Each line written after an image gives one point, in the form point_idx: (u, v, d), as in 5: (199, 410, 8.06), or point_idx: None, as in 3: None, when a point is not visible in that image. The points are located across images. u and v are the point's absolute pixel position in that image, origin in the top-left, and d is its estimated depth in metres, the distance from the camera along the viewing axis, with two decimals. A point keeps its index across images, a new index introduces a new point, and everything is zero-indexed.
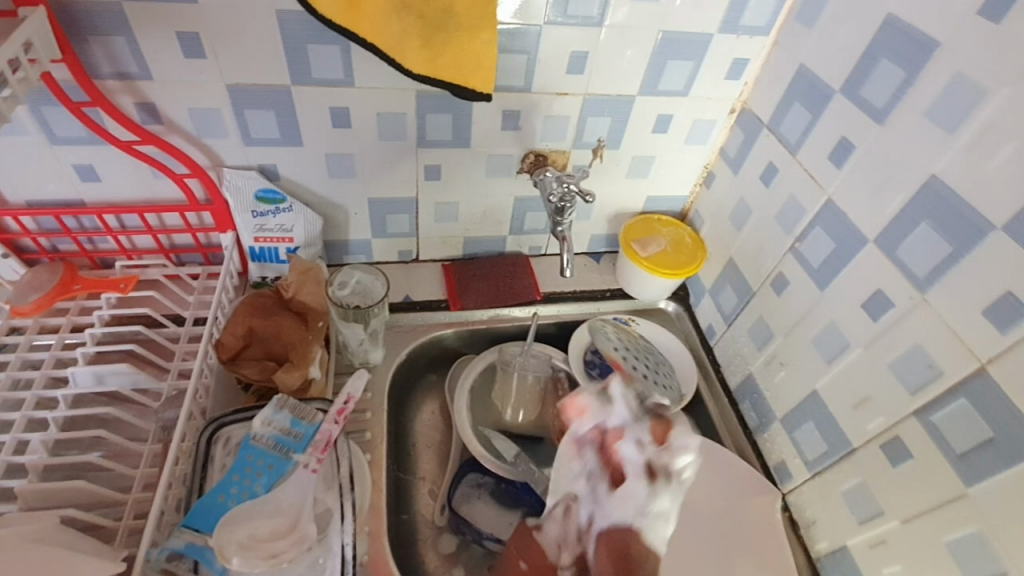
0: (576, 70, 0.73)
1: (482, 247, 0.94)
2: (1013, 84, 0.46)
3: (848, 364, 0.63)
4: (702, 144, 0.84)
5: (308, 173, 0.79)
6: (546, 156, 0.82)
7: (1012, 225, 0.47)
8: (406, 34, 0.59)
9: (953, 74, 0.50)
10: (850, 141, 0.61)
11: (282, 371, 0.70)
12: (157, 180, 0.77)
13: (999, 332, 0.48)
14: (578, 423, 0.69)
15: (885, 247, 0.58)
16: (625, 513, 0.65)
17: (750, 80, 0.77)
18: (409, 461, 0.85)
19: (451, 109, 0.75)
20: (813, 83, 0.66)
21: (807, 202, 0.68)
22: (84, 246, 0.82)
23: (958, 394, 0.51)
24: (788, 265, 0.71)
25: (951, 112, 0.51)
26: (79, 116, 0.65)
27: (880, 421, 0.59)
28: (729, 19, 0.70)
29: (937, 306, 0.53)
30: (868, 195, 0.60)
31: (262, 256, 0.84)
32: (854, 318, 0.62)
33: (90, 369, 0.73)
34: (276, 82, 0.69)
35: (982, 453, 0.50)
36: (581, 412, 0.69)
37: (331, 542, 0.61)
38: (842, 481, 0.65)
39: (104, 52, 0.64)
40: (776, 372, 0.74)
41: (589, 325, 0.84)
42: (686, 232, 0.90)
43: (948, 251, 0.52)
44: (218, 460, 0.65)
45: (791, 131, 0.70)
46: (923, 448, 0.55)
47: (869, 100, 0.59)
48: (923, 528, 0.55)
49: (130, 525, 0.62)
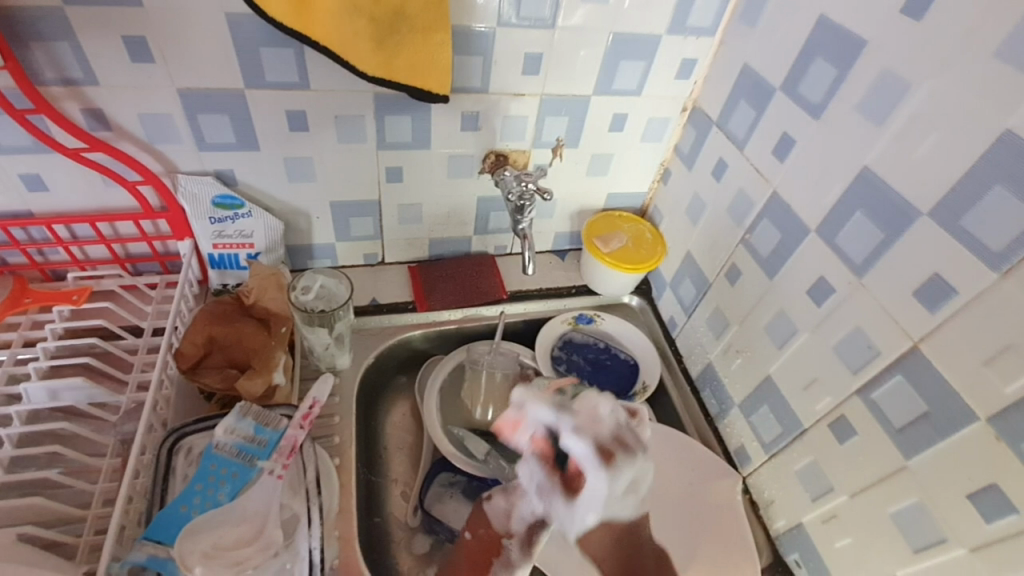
0: (532, 70, 0.74)
1: (448, 248, 0.95)
2: (934, 78, 0.49)
3: (797, 348, 0.66)
4: (657, 141, 0.86)
5: (266, 178, 0.78)
6: (506, 156, 0.83)
7: (936, 211, 0.50)
8: (357, 37, 0.59)
9: (880, 71, 0.54)
10: (791, 136, 0.64)
11: (244, 378, 0.69)
12: (108, 188, 0.75)
13: (929, 312, 0.51)
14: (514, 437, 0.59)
15: (826, 236, 0.61)
16: (592, 518, 0.54)
17: (700, 79, 0.79)
18: (380, 464, 0.85)
19: (409, 111, 0.75)
20: (756, 81, 0.69)
21: (754, 195, 0.71)
22: (34, 258, 0.80)
23: (895, 372, 0.54)
24: (739, 256, 0.74)
25: (880, 106, 0.54)
26: (23, 124, 0.64)
27: (827, 401, 0.62)
28: (676, 21, 0.72)
29: (873, 290, 0.56)
30: (809, 185, 0.63)
31: (222, 263, 0.83)
32: (800, 305, 0.65)
33: (43, 386, 0.71)
34: (229, 86, 0.68)
35: (918, 427, 0.53)
36: (514, 426, 0.59)
37: (298, 547, 0.61)
38: (796, 461, 0.68)
39: (48, 57, 0.62)
40: (733, 360, 0.77)
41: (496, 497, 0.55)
42: (646, 228, 0.92)
43: (881, 238, 0.55)
44: (179, 471, 0.64)
45: (739, 128, 0.73)
46: (866, 424, 0.58)
47: (807, 96, 0.62)
48: (869, 501, 0.59)
49: (90, 542, 0.60)
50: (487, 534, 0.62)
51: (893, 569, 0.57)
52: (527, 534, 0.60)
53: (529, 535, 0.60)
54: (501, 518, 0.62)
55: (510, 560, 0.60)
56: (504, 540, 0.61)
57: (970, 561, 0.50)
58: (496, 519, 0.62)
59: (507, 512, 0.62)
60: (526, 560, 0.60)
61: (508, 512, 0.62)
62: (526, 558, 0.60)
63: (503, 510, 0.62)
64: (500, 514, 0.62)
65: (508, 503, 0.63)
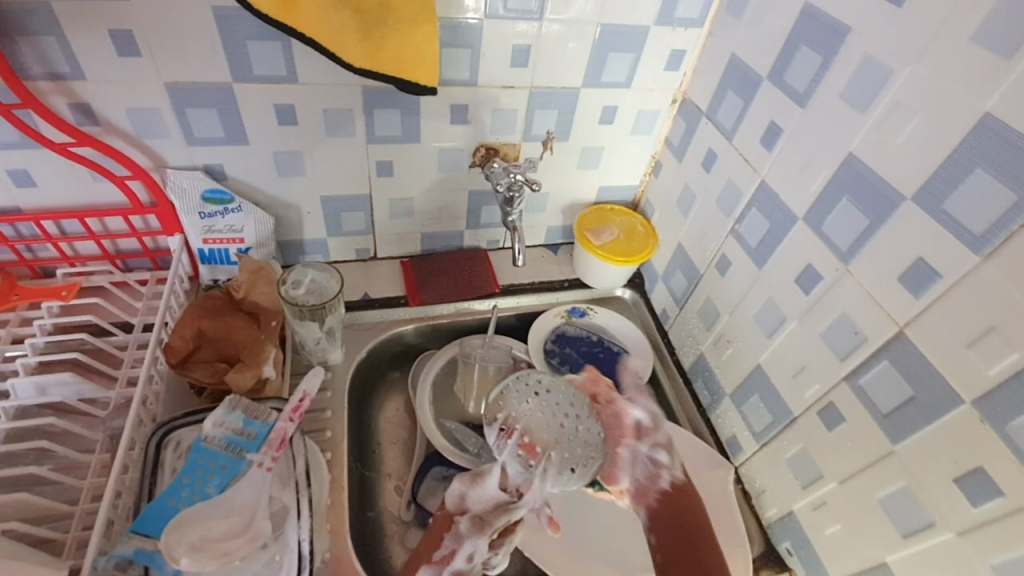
0: (520, 63, 0.74)
1: (440, 243, 0.95)
2: (914, 64, 0.49)
3: (786, 337, 0.66)
4: (647, 134, 0.86)
5: (255, 173, 0.78)
6: (496, 149, 0.83)
7: (919, 196, 0.50)
8: (344, 29, 0.59)
9: (863, 57, 0.54)
10: (778, 125, 0.65)
11: (233, 372, 0.69)
12: (97, 184, 0.75)
13: (913, 297, 0.51)
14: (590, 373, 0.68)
15: (813, 223, 0.61)
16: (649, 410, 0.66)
17: (689, 71, 0.79)
18: (374, 459, 0.85)
19: (398, 104, 0.75)
20: (743, 72, 0.70)
21: (743, 185, 0.71)
22: (23, 255, 0.79)
23: (881, 357, 0.55)
24: (729, 246, 0.74)
25: (864, 92, 0.54)
26: (9, 119, 0.63)
27: (816, 389, 0.62)
28: (664, 12, 0.73)
29: (859, 276, 0.56)
30: (796, 174, 0.63)
31: (212, 258, 0.82)
32: (788, 293, 0.65)
33: (31, 380, 0.70)
34: (216, 80, 0.68)
35: (904, 412, 0.53)
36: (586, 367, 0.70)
37: (287, 539, 0.61)
38: (786, 449, 0.68)
39: (33, 51, 0.62)
40: (724, 350, 0.77)
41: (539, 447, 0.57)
42: (638, 221, 0.92)
43: (866, 224, 0.55)
44: (168, 465, 0.64)
45: (727, 118, 0.73)
46: (854, 411, 0.58)
47: (792, 85, 0.62)
48: (858, 487, 0.59)
49: (78, 537, 0.60)
50: (440, 514, 0.62)
51: (882, 555, 0.57)
52: (480, 511, 0.60)
53: (481, 514, 0.60)
54: (455, 499, 0.61)
55: (460, 534, 0.60)
56: (455, 517, 0.61)
57: (957, 544, 0.50)
58: (450, 499, 0.61)
59: (461, 495, 0.61)
60: (477, 536, 0.59)
61: (462, 494, 0.61)
62: (477, 532, 0.59)
63: (456, 492, 0.61)
64: (453, 497, 0.62)
65: (463, 485, 0.61)
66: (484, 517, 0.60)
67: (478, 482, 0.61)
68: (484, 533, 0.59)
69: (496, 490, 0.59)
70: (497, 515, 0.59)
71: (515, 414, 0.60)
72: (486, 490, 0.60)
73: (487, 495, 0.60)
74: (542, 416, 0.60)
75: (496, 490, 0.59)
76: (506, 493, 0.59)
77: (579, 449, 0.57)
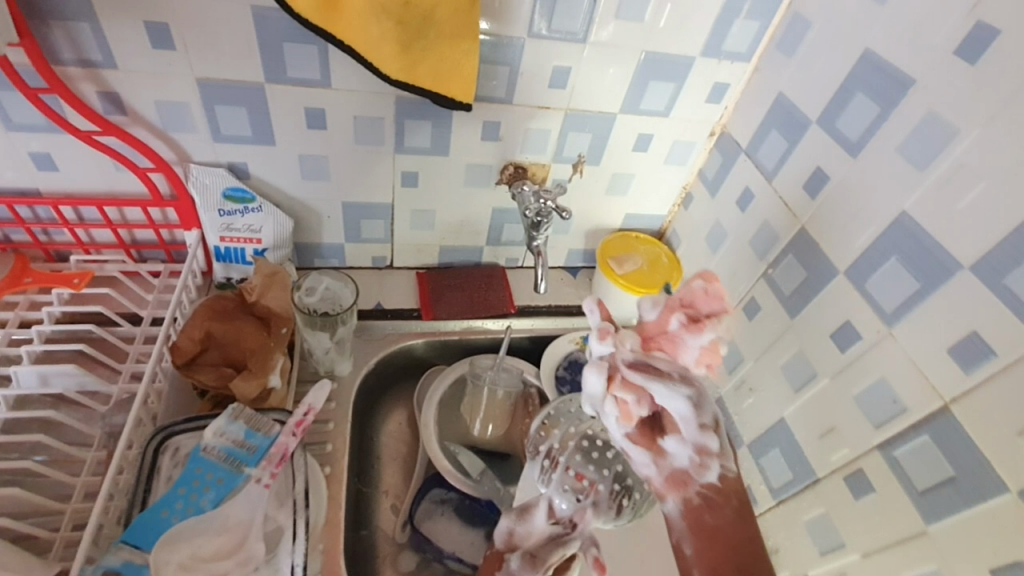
0: (559, 84, 0.72)
1: (458, 257, 0.92)
2: (984, 126, 0.47)
3: (815, 393, 0.63)
4: (681, 165, 0.83)
5: (278, 174, 0.77)
6: (525, 168, 0.81)
7: (978, 265, 0.47)
8: (384, 38, 0.57)
9: (927, 112, 0.51)
10: (825, 172, 0.62)
11: (238, 379, 0.67)
12: (119, 173, 0.73)
13: (963, 371, 0.49)
14: (694, 300, 0.60)
15: (855, 279, 0.58)
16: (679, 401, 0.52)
17: (731, 104, 0.77)
18: (372, 474, 0.82)
19: (431, 117, 0.73)
20: (791, 112, 0.67)
21: (781, 229, 0.68)
22: (38, 238, 0.78)
23: (921, 430, 0.52)
24: (760, 290, 0.71)
25: (924, 149, 0.51)
26: (36, 103, 0.62)
27: (845, 453, 0.60)
28: (712, 44, 0.70)
29: (903, 341, 0.53)
30: (840, 225, 0.60)
31: (228, 256, 0.81)
32: (822, 349, 0.62)
33: (34, 369, 0.69)
34: (248, 79, 0.67)
35: (942, 492, 0.50)
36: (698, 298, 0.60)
37: (280, 563, 0.59)
38: (805, 510, 0.64)
39: (67, 37, 0.61)
40: (745, 398, 0.74)
41: (590, 488, 0.62)
42: (663, 252, 0.89)
43: (916, 288, 0.52)
44: (163, 471, 0.62)
45: (768, 157, 0.70)
46: (884, 482, 0.55)
47: (845, 131, 0.60)
48: (882, 563, 0.56)
49: (68, 537, 0.58)
50: (491, 554, 0.64)
51: None
52: (532, 548, 0.61)
53: (532, 550, 0.61)
54: (504, 536, 0.63)
55: (511, 571, 0.61)
56: (505, 555, 0.62)
57: None
58: (499, 538, 0.63)
59: (509, 531, 0.63)
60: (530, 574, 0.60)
61: (509, 532, 0.63)
62: (528, 570, 0.60)
63: (504, 529, 0.63)
64: (502, 533, 0.63)
65: (510, 522, 0.63)
66: (535, 554, 0.61)
67: (525, 518, 0.63)
68: (537, 571, 0.60)
69: (546, 525, 0.62)
70: (550, 551, 0.60)
71: (559, 444, 0.67)
72: (534, 525, 0.62)
73: (537, 530, 0.62)
74: (583, 447, 0.65)
75: (545, 523, 0.62)
76: (559, 525, 0.61)
77: (626, 481, 0.63)
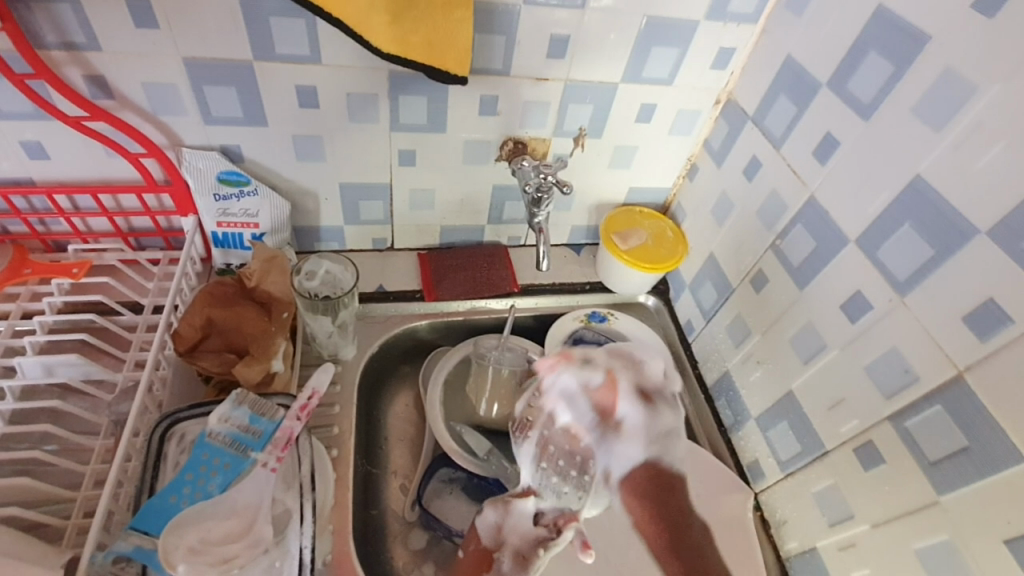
0: (557, 54, 0.69)
1: (460, 236, 0.91)
2: (1004, 83, 0.44)
3: (824, 365, 0.62)
4: (686, 135, 0.81)
5: (272, 156, 0.75)
6: (525, 143, 0.79)
7: (996, 230, 0.46)
8: (374, 8, 0.54)
9: (942, 70, 0.49)
10: (835, 137, 0.60)
11: (242, 365, 0.67)
12: (111, 159, 0.72)
13: (978, 339, 0.47)
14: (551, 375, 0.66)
15: (866, 248, 0.57)
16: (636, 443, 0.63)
17: (736, 70, 0.74)
18: (380, 455, 0.82)
19: (426, 92, 0.71)
20: (800, 75, 0.64)
21: (790, 199, 0.66)
22: (35, 228, 0.77)
23: (934, 400, 0.51)
24: (768, 262, 0.70)
25: (940, 110, 0.49)
26: (21, 89, 0.61)
27: (854, 424, 0.59)
28: (717, 5, 0.67)
29: (916, 310, 0.52)
30: (852, 193, 0.58)
31: (226, 242, 0.80)
32: (831, 319, 0.61)
33: (38, 360, 0.69)
34: (236, 58, 0.65)
35: (955, 462, 0.49)
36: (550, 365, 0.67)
37: (289, 545, 0.59)
38: (814, 482, 0.64)
39: (48, 19, 0.59)
40: (753, 371, 0.73)
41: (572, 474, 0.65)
42: (667, 226, 0.87)
43: (929, 255, 0.51)
44: (170, 458, 0.63)
45: (777, 124, 0.68)
46: (896, 453, 0.54)
47: (856, 94, 0.57)
48: (892, 534, 0.55)
49: (79, 524, 0.59)
50: (478, 550, 0.63)
51: None
52: (519, 548, 0.61)
53: (522, 551, 0.61)
54: (491, 532, 0.63)
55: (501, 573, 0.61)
56: (495, 554, 0.62)
57: None
58: (485, 535, 0.63)
59: (496, 527, 0.62)
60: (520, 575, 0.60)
61: (497, 527, 0.62)
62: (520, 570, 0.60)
63: (491, 524, 0.63)
64: (489, 529, 0.63)
65: (498, 516, 0.63)
66: (525, 555, 0.61)
67: (510, 511, 0.63)
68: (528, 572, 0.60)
69: (530, 522, 0.62)
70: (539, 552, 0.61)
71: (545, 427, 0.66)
72: (520, 521, 0.62)
73: (523, 526, 0.62)
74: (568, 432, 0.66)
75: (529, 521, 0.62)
76: (543, 527, 0.62)
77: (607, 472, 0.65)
